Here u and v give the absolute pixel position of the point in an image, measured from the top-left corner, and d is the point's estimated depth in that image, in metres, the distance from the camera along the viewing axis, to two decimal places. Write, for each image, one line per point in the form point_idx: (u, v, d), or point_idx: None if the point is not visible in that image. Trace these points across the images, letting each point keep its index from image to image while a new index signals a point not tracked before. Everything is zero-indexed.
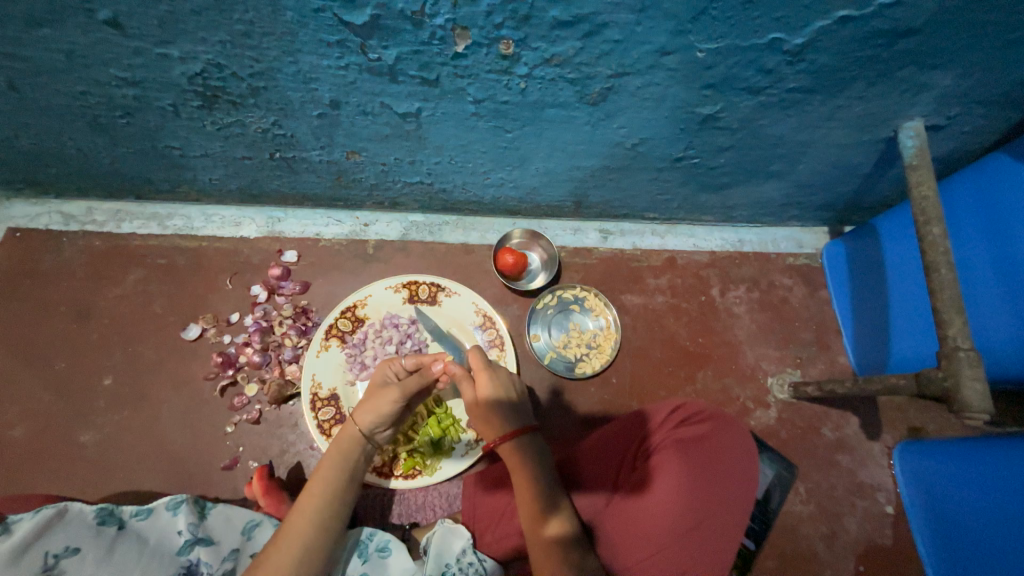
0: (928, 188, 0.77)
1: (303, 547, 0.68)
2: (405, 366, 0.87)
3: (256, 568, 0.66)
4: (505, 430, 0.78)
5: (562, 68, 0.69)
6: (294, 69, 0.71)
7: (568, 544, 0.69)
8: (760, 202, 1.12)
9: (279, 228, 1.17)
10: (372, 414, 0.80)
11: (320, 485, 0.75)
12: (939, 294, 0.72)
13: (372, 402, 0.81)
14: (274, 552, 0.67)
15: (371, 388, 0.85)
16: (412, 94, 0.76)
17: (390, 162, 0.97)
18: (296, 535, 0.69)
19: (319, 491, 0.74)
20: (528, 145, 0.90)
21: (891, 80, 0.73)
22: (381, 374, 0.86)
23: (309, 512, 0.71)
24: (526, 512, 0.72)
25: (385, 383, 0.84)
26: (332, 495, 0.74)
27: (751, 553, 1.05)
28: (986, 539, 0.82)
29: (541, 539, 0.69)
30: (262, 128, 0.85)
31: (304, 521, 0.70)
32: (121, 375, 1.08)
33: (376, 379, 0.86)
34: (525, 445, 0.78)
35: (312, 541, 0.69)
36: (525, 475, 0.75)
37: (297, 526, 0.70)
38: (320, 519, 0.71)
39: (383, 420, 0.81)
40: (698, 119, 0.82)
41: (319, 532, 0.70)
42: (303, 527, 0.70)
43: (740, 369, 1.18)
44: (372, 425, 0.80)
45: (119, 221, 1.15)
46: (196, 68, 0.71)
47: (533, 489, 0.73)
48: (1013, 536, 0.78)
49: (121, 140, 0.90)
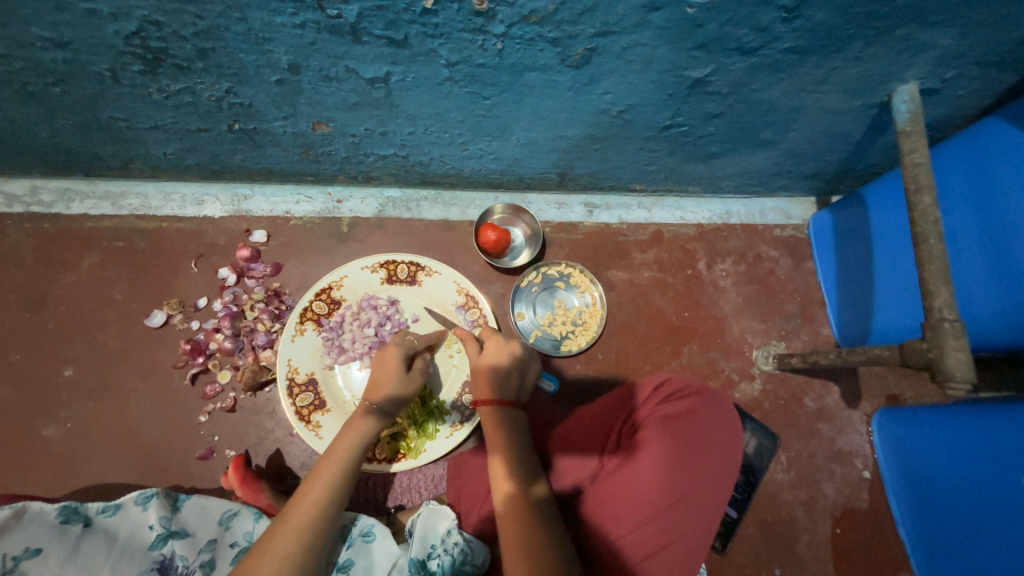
0: (921, 156, 0.75)
1: (310, 530, 0.66)
2: (414, 343, 0.91)
3: (257, 553, 0.63)
4: (505, 393, 0.82)
5: (542, 26, 0.64)
6: (244, 27, 0.64)
7: (546, 509, 0.69)
8: (749, 172, 1.09)
9: (245, 206, 1.10)
10: (389, 390, 0.82)
11: (331, 469, 0.72)
12: (926, 265, 0.71)
13: (389, 379, 0.83)
14: (278, 533, 0.65)
15: (383, 363, 0.85)
16: (379, 56, 0.69)
17: (361, 133, 0.90)
18: (301, 519, 0.67)
19: (328, 475, 0.71)
20: (508, 113, 0.84)
21: (889, 39, 0.69)
22: (398, 349, 0.87)
23: (319, 499, 0.69)
24: (504, 472, 0.73)
25: (400, 359, 0.85)
26: (340, 482, 0.72)
27: (734, 522, 1.07)
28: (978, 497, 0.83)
29: (524, 498, 0.69)
30: (216, 96, 0.78)
31: (312, 506, 0.68)
32: (85, 366, 1.03)
33: (382, 354, 0.86)
34: (514, 414, 0.81)
35: (321, 526, 0.67)
36: (512, 443, 0.77)
37: (305, 510, 0.67)
38: (329, 504, 0.69)
39: (394, 402, 0.82)
40: (687, 83, 0.77)
41: (326, 517, 0.68)
42: (311, 514, 0.67)
43: (726, 342, 1.17)
44: (384, 405, 0.80)
45: (68, 201, 1.07)
46: (132, 26, 0.63)
47: (522, 459, 0.75)
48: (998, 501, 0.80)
49: (59, 111, 0.82)
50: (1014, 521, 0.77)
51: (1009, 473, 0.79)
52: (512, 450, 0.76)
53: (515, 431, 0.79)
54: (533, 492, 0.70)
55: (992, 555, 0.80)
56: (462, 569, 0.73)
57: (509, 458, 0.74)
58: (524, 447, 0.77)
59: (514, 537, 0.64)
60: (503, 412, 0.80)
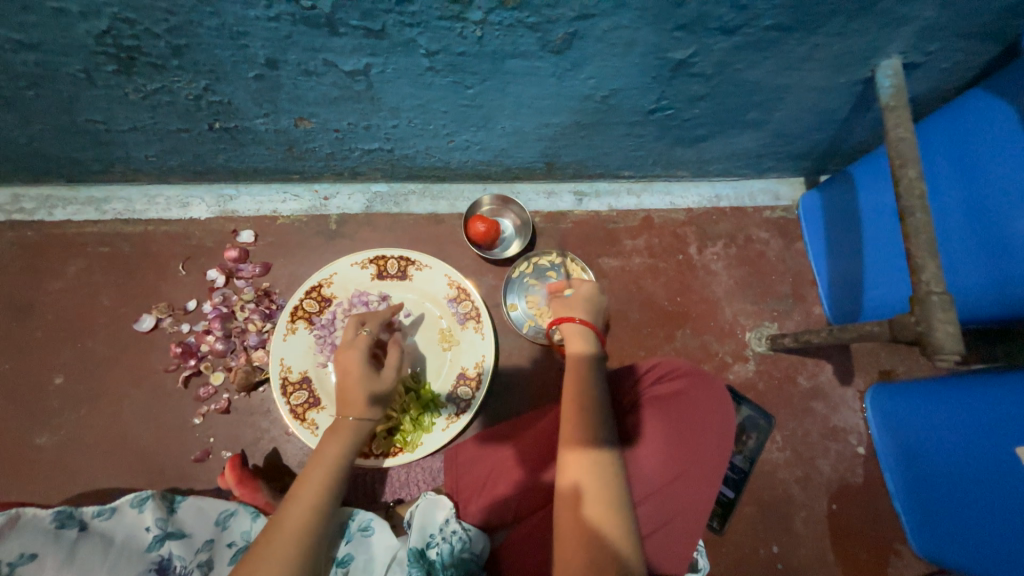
0: (905, 130, 0.75)
1: (305, 531, 0.65)
2: (371, 338, 0.84)
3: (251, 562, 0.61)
4: (596, 320, 0.84)
5: (521, 11, 0.63)
6: (217, 22, 0.62)
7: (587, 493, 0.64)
8: (736, 154, 1.09)
9: (231, 207, 1.09)
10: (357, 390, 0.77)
11: (311, 493, 0.68)
12: (913, 239, 0.71)
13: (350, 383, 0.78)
14: (273, 540, 0.63)
15: (348, 368, 0.79)
16: (358, 48, 0.68)
17: (344, 128, 0.89)
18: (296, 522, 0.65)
19: (318, 478, 0.70)
20: (491, 102, 0.83)
21: (871, 14, 0.69)
22: (357, 351, 0.81)
23: (313, 502, 0.68)
24: (561, 439, 0.69)
25: (362, 360, 0.80)
26: (323, 501, 0.68)
27: (730, 501, 1.08)
28: (968, 471, 0.86)
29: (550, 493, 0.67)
30: (193, 94, 0.77)
31: (304, 508, 0.67)
32: (75, 373, 1.02)
33: (342, 360, 0.81)
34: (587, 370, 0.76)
35: (312, 526, 0.66)
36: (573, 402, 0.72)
37: (298, 513, 0.66)
38: (321, 504, 0.68)
39: (365, 396, 0.77)
40: (671, 65, 0.76)
41: (319, 516, 0.67)
42: (304, 517, 0.66)
43: (719, 325, 1.18)
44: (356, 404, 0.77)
45: (51, 207, 1.05)
46: (103, 24, 0.62)
47: (579, 426, 0.69)
48: (977, 471, 0.85)
49: (34, 116, 0.81)
50: (988, 490, 0.83)
51: (987, 447, 0.83)
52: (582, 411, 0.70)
53: (588, 382, 0.74)
54: (587, 467, 0.66)
55: (977, 520, 0.86)
56: (462, 556, 0.75)
57: (579, 421, 0.70)
58: (593, 404, 0.71)
59: (567, 527, 0.62)
60: (588, 335, 0.80)
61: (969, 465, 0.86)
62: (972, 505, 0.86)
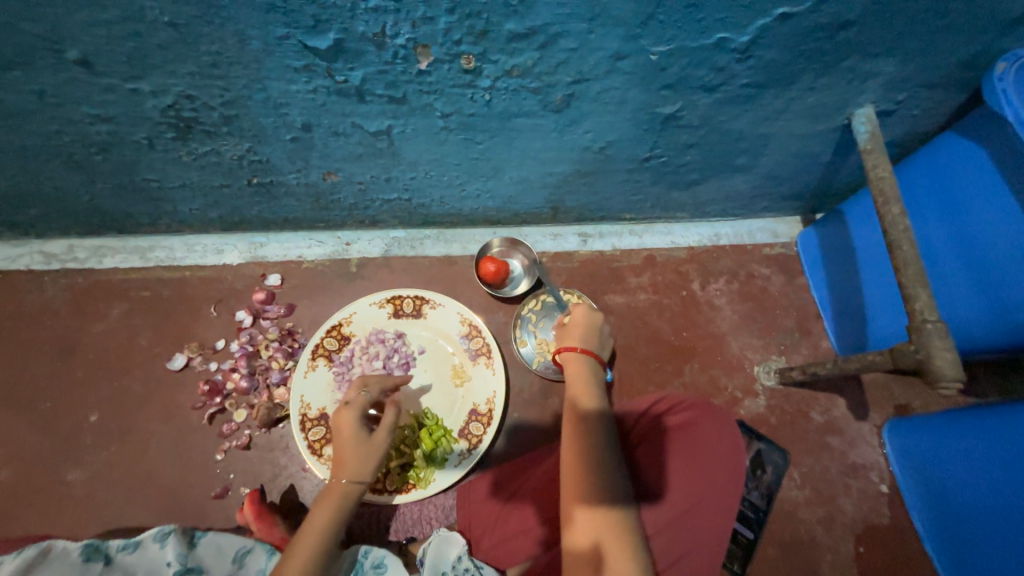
0: (884, 170, 0.80)
1: None
2: (370, 398, 0.86)
3: None
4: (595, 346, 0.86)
5: (524, 78, 0.72)
6: (264, 95, 0.73)
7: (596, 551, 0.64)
8: (731, 195, 1.15)
9: (261, 253, 1.18)
10: (349, 459, 0.79)
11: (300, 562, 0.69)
12: (903, 270, 0.74)
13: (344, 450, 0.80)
14: None
15: (342, 427, 0.82)
16: (382, 112, 0.78)
17: (367, 180, 0.98)
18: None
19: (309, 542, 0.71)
20: (499, 155, 0.92)
21: (837, 71, 0.77)
22: (352, 411, 0.84)
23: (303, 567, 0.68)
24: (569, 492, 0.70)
25: (354, 425, 0.82)
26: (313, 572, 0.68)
27: (751, 542, 1.05)
28: (999, 507, 0.84)
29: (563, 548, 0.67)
30: (238, 155, 0.87)
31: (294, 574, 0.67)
32: (108, 411, 1.07)
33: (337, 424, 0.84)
34: (591, 420, 0.76)
35: None
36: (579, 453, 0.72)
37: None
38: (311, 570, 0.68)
39: (356, 463, 0.79)
40: (660, 119, 0.85)
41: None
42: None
43: (727, 359, 1.19)
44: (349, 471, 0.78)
45: (101, 256, 1.15)
46: (169, 100, 0.73)
47: (585, 480, 0.69)
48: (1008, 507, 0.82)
49: (99, 176, 0.92)
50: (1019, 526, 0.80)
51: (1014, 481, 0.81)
52: (587, 464, 0.70)
53: (590, 433, 0.74)
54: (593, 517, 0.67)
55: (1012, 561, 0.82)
56: None
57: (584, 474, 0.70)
58: (598, 453, 0.72)
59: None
60: (589, 365, 0.83)
61: (999, 501, 0.84)
62: (1006, 544, 0.83)
